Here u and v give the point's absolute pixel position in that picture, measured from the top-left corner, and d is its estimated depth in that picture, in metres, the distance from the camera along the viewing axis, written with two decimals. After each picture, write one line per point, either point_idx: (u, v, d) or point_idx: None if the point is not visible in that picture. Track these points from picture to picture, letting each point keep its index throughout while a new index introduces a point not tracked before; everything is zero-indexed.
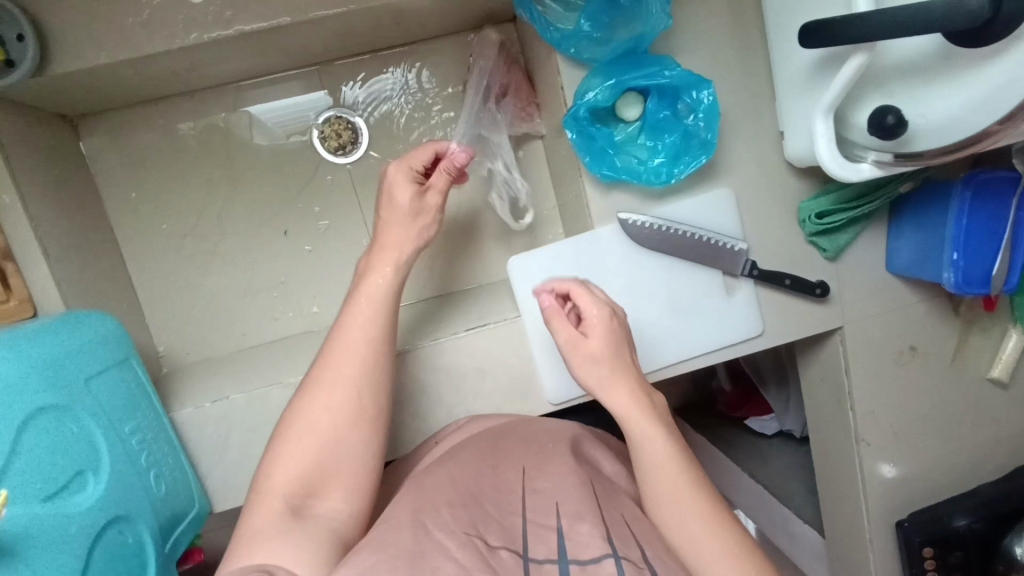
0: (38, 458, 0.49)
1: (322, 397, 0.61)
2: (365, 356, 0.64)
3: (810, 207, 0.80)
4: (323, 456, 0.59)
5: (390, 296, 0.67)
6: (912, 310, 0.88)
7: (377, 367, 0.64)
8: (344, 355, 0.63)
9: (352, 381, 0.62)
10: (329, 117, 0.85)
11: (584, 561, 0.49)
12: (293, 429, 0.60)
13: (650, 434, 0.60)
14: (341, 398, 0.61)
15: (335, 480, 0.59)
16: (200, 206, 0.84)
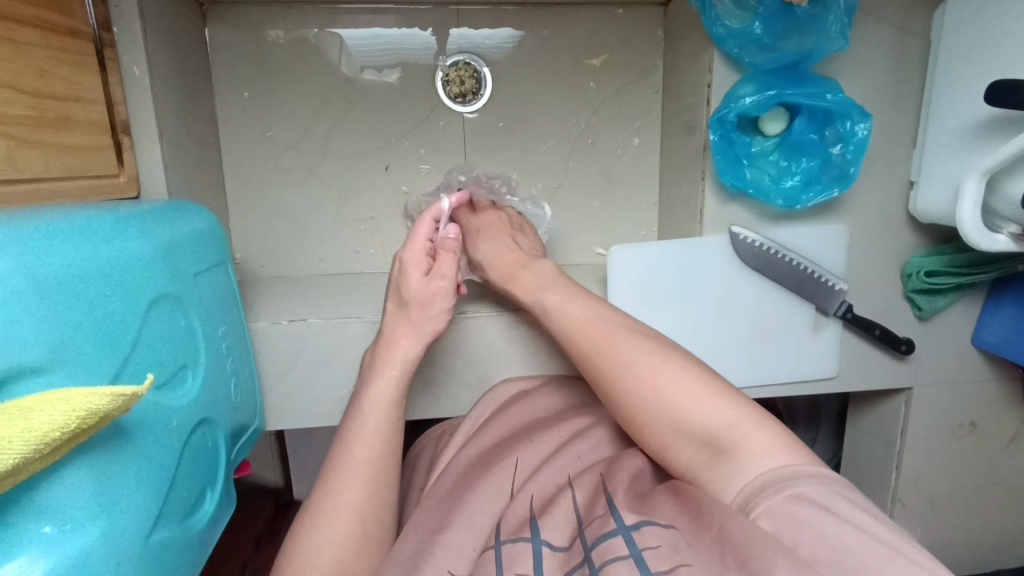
0: (149, 345, 0.47)
1: (338, 482, 0.58)
2: (385, 441, 0.60)
3: (919, 264, 0.78)
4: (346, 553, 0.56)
5: (408, 372, 0.63)
6: (983, 387, 0.87)
7: (390, 457, 0.61)
8: (365, 439, 0.60)
9: (372, 471, 0.59)
10: (458, 61, 0.82)
11: (556, 547, 0.54)
12: (313, 527, 0.56)
13: (572, 311, 0.62)
14: (360, 491, 0.58)
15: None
16: (308, 122, 0.82)
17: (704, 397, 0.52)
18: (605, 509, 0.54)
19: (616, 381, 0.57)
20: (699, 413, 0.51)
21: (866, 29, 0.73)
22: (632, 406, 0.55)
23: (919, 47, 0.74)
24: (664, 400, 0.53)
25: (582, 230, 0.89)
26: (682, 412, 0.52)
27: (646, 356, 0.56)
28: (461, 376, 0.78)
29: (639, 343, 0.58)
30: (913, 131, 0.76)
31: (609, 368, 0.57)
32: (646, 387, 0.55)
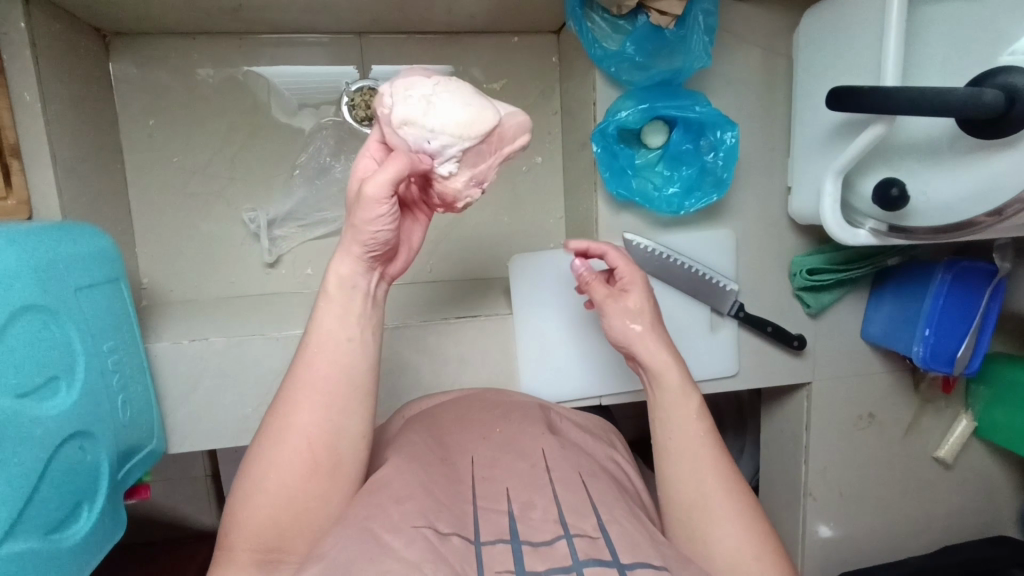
0: (16, 355, 0.47)
1: (286, 418, 0.55)
2: (335, 389, 0.55)
3: (802, 263, 0.83)
4: (280, 513, 0.54)
5: (364, 307, 0.57)
6: (878, 379, 0.92)
7: (353, 388, 0.56)
8: (301, 400, 0.55)
9: (311, 419, 0.55)
10: (363, 87, 0.83)
11: (537, 544, 0.51)
12: (248, 482, 0.55)
13: (698, 438, 0.62)
14: (292, 443, 0.54)
15: (297, 535, 0.54)
16: (215, 148, 0.84)
17: (743, 527, 0.57)
18: (596, 530, 0.53)
19: (673, 474, 0.61)
20: (746, 549, 0.56)
21: (734, 48, 0.79)
22: (679, 504, 0.60)
23: (782, 65, 0.81)
24: (714, 521, 0.58)
25: (491, 245, 0.92)
26: (714, 531, 0.58)
27: (710, 472, 0.60)
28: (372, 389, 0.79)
29: (708, 446, 0.61)
30: (785, 139, 0.82)
31: (675, 465, 0.61)
32: (705, 496, 0.59)
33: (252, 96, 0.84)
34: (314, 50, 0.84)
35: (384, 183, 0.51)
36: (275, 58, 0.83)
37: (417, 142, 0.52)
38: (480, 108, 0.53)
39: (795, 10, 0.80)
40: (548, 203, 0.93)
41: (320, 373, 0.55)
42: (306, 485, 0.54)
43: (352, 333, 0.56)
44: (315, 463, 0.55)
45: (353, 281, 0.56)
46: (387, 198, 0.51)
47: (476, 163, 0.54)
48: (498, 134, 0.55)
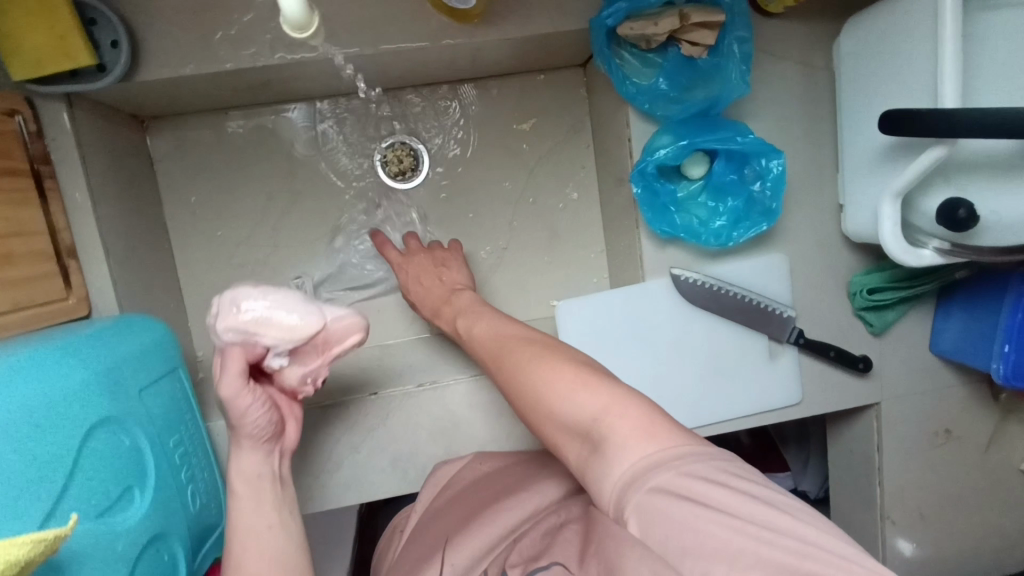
0: (93, 474, 0.49)
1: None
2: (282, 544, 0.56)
3: (861, 282, 0.80)
4: None
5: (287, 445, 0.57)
6: (953, 393, 0.87)
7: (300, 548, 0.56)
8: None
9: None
10: (393, 142, 0.87)
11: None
12: None
13: (533, 358, 0.56)
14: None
15: None
16: (256, 217, 0.86)
17: (631, 427, 0.45)
18: None
19: (555, 428, 0.52)
20: (585, 407, 0.49)
21: (772, 67, 0.76)
22: (548, 427, 0.53)
23: (824, 79, 0.77)
24: (570, 397, 0.50)
25: (533, 286, 0.91)
26: (610, 451, 0.45)
27: (561, 372, 0.53)
28: (426, 448, 0.78)
29: (579, 378, 0.51)
30: (833, 156, 0.79)
31: (543, 404, 0.53)
32: (536, 392, 0.54)
33: (288, 164, 0.86)
34: (341, 112, 0.85)
35: (235, 382, 0.55)
36: (307, 124, 0.85)
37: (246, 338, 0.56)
38: (306, 316, 0.58)
39: (833, 22, 0.76)
40: (588, 238, 0.91)
41: (245, 497, 0.57)
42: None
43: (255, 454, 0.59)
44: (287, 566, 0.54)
45: (259, 476, 0.59)
46: (244, 390, 0.56)
47: (307, 357, 0.60)
48: (322, 338, 0.59)
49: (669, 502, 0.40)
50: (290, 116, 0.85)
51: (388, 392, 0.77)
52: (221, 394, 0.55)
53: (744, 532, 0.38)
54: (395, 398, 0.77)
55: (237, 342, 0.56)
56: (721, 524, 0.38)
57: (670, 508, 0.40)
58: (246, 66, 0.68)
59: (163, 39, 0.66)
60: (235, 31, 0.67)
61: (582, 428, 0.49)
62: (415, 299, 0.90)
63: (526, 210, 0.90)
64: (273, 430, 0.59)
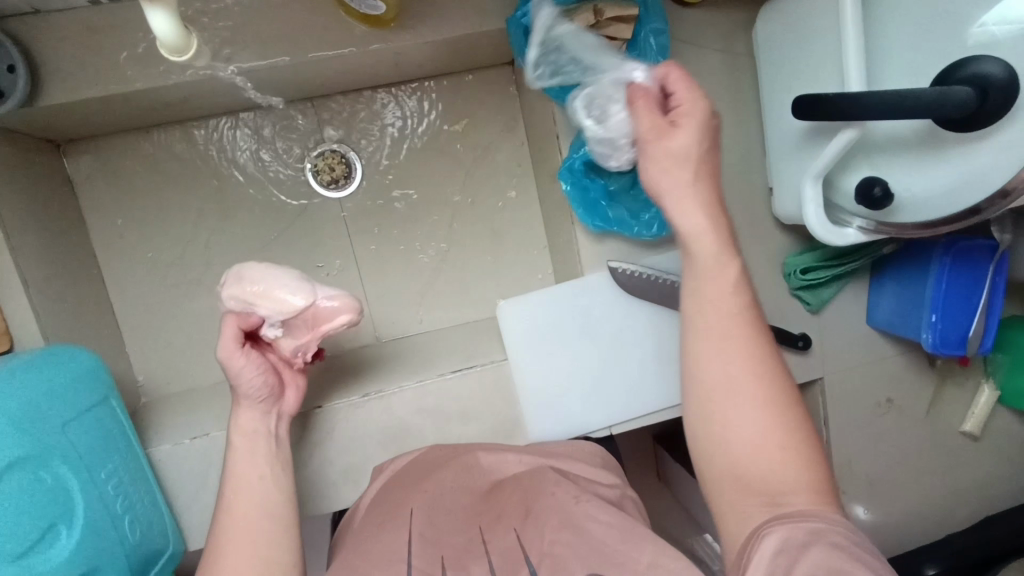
0: (9, 517, 0.48)
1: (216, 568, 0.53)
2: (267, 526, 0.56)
3: (795, 263, 0.81)
4: None
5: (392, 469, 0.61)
6: (891, 363, 0.90)
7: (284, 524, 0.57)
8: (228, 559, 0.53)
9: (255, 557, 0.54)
10: (324, 151, 0.85)
11: None
12: None
13: (729, 362, 0.51)
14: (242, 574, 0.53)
15: None
16: (188, 236, 0.84)
17: (806, 499, 0.47)
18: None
19: (721, 451, 0.50)
20: (772, 462, 0.48)
21: (693, 57, 0.77)
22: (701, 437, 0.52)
23: (745, 66, 0.78)
24: (759, 444, 0.49)
25: (478, 286, 0.91)
26: (788, 509, 0.46)
27: (741, 394, 0.50)
28: (376, 458, 0.78)
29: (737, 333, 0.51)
30: (759, 141, 0.80)
31: (706, 431, 0.52)
32: (728, 406, 0.51)
33: (218, 179, 0.84)
34: (267, 122, 0.84)
35: (230, 344, 0.58)
36: (232, 138, 0.83)
37: (243, 306, 0.59)
38: (296, 294, 0.58)
39: (749, 9, 0.77)
40: (530, 235, 0.91)
41: (241, 469, 0.58)
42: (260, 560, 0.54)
43: (258, 418, 0.60)
44: (271, 516, 0.57)
45: (255, 433, 0.61)
46: (239, 351, 0.59)
47: (301, 328, 0.61)
48: (311, 314, 0.59)
49: (802, 545, 0.42)
50: (214, 130, 0.83)
51: (333, 404, 0.76)
52: (219, 354, 0.59)
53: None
54: (340, 410, 0.76)
55: (235, 309, 0.59)
56: (847, 568, 0.39)
57: (795, 542, 0.42)
58: (156, 83, 0.66)
59: (65, 62, 0.64)
60: (141, 49, 0.65)
61: (767, 482, 0.48)
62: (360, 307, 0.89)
63: (465, 211, 0.89)
64: (266, 393, 0.61)
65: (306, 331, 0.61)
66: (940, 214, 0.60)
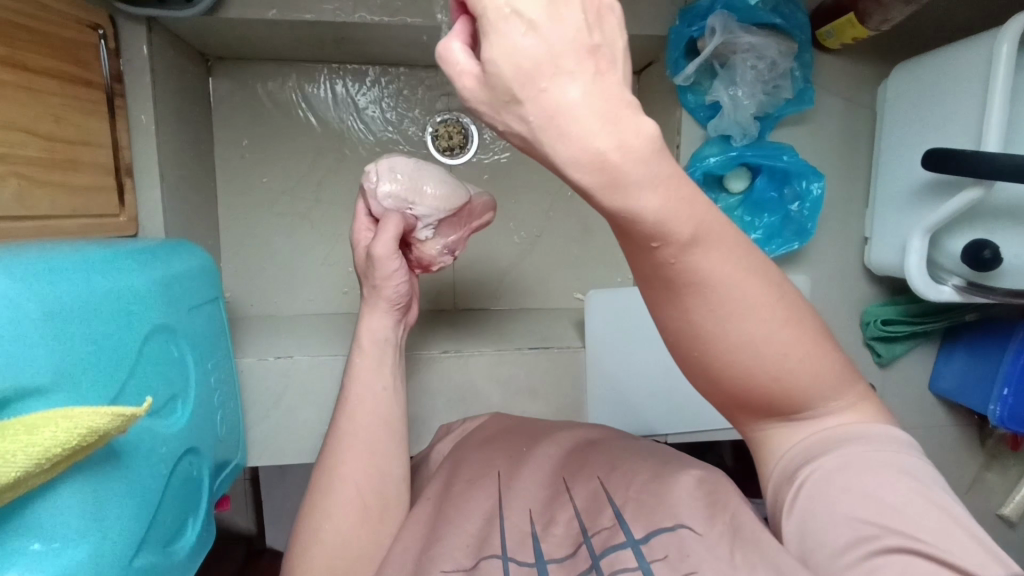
0: (146, 375, 0.50)
1: (340, 464, 0.59)
2: (377, 431, 0.61)
3: (875, 313, 0.83)
4: (366, 503, 0.58)
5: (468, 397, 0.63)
6: (944, 432, 0.91)
7: (398, 434, 0.62)
8: (344, 450, 0.60)
9: (363, 455, 0.59)
10: (447, 118, 0.89)
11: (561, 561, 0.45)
12: (320, 488, 0.58)
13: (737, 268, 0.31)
14: (353, 469, 0.59)
15: (378, 521, 0.58)
16: (302, 171, 0.87)
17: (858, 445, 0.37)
18: (612, 520, 0.45)
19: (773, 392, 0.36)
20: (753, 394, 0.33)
21: (819, 99, 0.80)
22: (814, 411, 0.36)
23: (865, 118, 0.81)
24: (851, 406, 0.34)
25: (560, 276, 0.94)
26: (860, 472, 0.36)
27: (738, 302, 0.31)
28: (440, 415, 0.80)
29: (764, 283, 0.31)
30: (864, 190, 0.83)
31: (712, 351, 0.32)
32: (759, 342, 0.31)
33: (341, 124, 0.88)
34: (399, 81, 0.88)
35: (390, 242, 0.62)
36: (365, 89, 0.87)
37: (401, 206, 0.64)
38: (457, 189, 0.68)
39: (880, 65, 0.80)
40: (618, 238, 0.94)
41: (358, 383, 0.62)
42: (371, 473, 0.59)
43: (378, 327, 0.64)
44: (390, 428, 0.62)
45: (385, 341, 0.64)
46: (394, 251, 0.62)
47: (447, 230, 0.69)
48: (468, 209, 0.70)
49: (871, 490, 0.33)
50: (350, 78, 0.87)
51: (412, 354, 0.78)
52: (377, 251, 0.62)
53: (900, 513, 0.32)
54: (418, 363, 0.78)
55: (393, 208, 0.64)
56: (890, 500, 0.32)
57: (876, 483, 0.33)
58: (326, 18, 0.70)
59: None
60: None
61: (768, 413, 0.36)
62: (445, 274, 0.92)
63: (563, 203, 0.93)
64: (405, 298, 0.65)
65: (450, 234, 0.69)
66: None
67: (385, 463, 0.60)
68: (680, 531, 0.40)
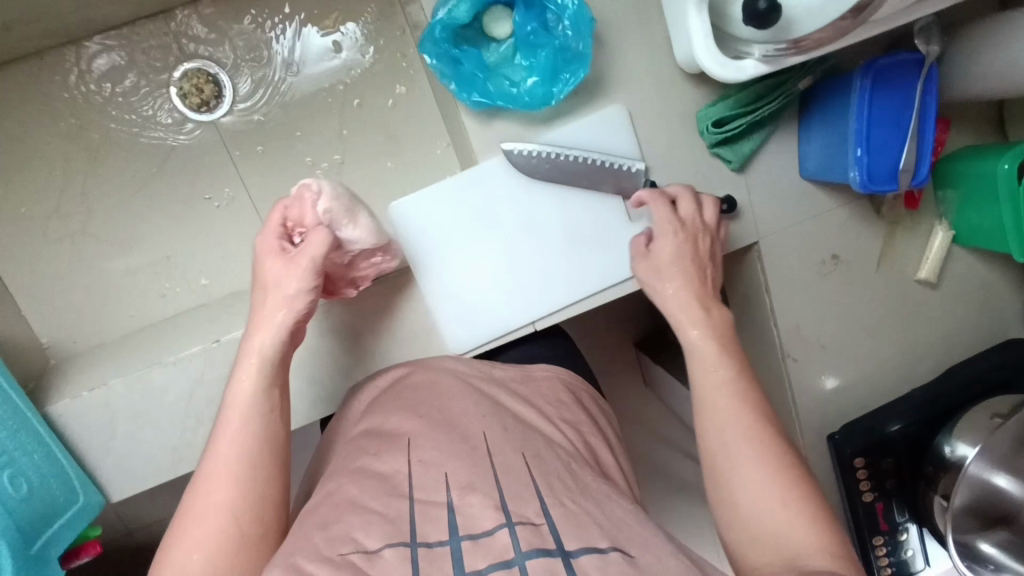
0: None
1: (207, 492, 0.56)
2: (251, 450, 0.58)
3: (707, 116, 0.74)
4: (234, 529, 0.55)
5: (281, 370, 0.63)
6: (833, 215, 0.83)
7: (273, 450, 0.60)
8: (215, 478, 0.57)
9: (235, 480, 0.56)
10: (188, 71, 0.79)
11: (477, 538, 0.49)
12: (187, 520, 0.55)
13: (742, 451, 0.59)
14: (223, 497, 0.56)
15: (246, 546, 0.55)
16: (61, 184, 0.80)
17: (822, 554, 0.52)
18: (539, 515, 0.51)
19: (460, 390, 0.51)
20: (770, 509, 0.56)
21: None
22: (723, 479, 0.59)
23: None
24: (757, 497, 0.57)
25: (382, 195, 0.84)
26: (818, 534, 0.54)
27: (745, 453, 0.59)
28: (291, 384, 0.76)
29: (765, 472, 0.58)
30: None
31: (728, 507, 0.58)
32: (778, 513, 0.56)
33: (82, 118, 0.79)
34: (119, 48, 0.78)
35: (318, 254, 0.63)
36: (88, 69, 0.78)
37: (335, 218, 0.66)
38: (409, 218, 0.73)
39: None
40: (428, 134, 0.84)
41: (236, 414, 0.59)
42: (240, 497, 0.56)
43: (268, 346, 0.62)
44: (266, 440, 0.59)
45: (264, 356, 0.62)
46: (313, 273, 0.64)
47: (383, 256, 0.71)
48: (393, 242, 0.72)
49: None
50: (66, 64, 0.77)
51: (231, 337, 0.73)
52: (315, 258, 0.63)
53: None
54: (240, 345, 0.73)
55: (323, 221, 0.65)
56: None
57: None
58: None
59: None
60: None
61: (789, 542, 0.54)
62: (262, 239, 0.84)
63: (353, 118, 0.82)
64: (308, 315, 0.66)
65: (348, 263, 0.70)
66: (833, 16, 0.54)
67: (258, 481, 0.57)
68: (611, 553, 0.49)
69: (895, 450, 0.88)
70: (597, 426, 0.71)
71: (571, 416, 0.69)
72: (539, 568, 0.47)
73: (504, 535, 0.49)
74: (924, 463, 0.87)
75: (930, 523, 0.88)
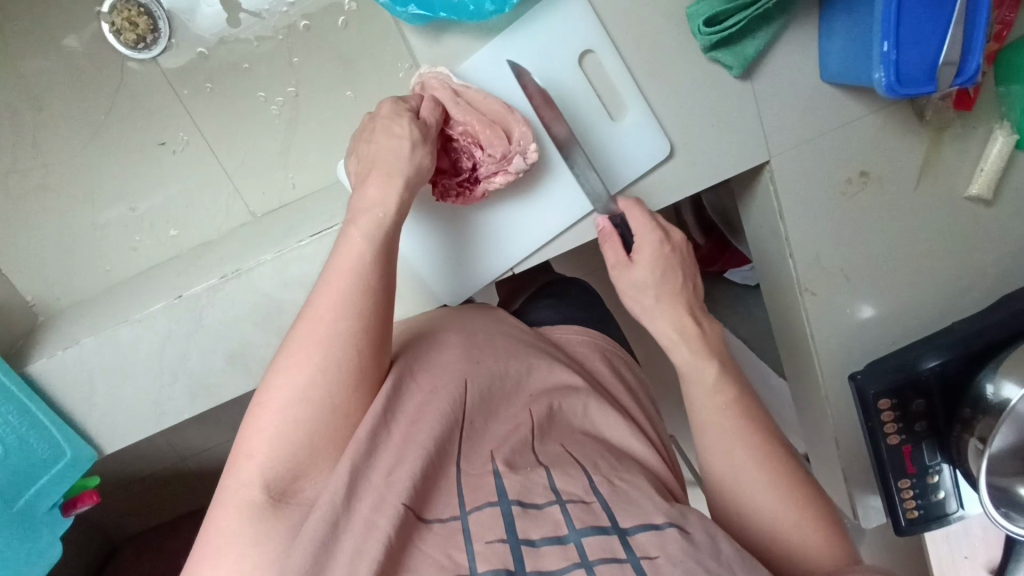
0: None
1: (278, 380, 0.49)
2: (336, 327, 0.51)
3: (699, 13, 0.62)
4: (296, 417, 0.48)
5: (378, 251, 0.54)
6: (862, 124, 0.70)
7: (364, 330, 0.52)
8: (289, 365, 0.50)
9: (304, 365, 0.50)
10: (116, 5, 0.80)
11: (526, 505, 0.45)
12: (254, 414, 0.49)
13: (739, 464, 0.56)
14: (296, 381, 0.49)
15: (312, 438, 0.49)
16: (26, 136, 0.81)
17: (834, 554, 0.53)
18: (587, 493, 0.47)
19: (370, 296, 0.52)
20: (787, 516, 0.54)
21: None
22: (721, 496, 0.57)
23: None
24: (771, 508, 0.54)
25: (342, 124, 0.84)
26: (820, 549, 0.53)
27: (746, 466, 0.56)
28: (258, 339, 0.72)
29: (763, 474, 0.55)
30: None
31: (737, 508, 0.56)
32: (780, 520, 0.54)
33: (39, 65, 0.80)
34: None
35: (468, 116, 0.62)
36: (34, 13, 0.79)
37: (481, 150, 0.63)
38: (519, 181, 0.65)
39: None
40: None
41: (343, 284, 0.52)
42: (322, 377, 0.50)
43: (385, 210, 0.55)
44: (352, 317, 0.51)
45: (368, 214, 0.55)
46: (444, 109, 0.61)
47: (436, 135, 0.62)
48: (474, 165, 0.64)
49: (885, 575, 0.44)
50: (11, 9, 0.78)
51: (191, 293, 0.71)
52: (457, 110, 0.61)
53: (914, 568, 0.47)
54: (201, 299, 0.70)
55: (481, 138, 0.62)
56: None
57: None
58: None
59: None
60: None
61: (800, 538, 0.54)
62: (222, 179, 0.85)
63: (296, 48, 0.83)
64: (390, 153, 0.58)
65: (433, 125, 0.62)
66: None
67: (319, 363, 0.50)
68: (668, 530, 0.45)
69: (928, 391, 0.76)
70: (634, 398, 0.64)
71: (608, 387, 0.63)
72: (595, 547, 0.44)
73: (557, 511, 0.45)
74: (961, 407, 0.75)
75: (965, 468, 0.76)
